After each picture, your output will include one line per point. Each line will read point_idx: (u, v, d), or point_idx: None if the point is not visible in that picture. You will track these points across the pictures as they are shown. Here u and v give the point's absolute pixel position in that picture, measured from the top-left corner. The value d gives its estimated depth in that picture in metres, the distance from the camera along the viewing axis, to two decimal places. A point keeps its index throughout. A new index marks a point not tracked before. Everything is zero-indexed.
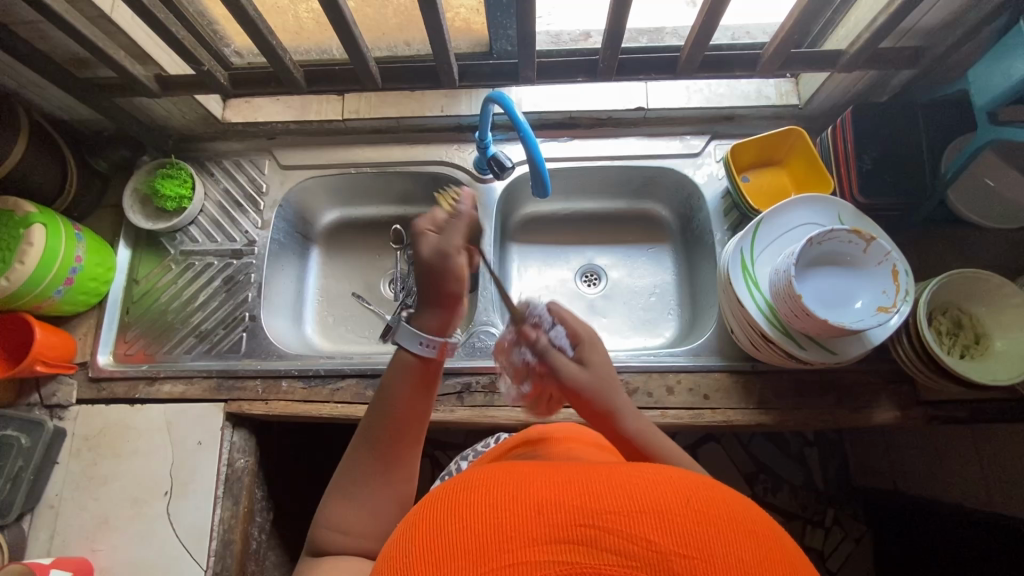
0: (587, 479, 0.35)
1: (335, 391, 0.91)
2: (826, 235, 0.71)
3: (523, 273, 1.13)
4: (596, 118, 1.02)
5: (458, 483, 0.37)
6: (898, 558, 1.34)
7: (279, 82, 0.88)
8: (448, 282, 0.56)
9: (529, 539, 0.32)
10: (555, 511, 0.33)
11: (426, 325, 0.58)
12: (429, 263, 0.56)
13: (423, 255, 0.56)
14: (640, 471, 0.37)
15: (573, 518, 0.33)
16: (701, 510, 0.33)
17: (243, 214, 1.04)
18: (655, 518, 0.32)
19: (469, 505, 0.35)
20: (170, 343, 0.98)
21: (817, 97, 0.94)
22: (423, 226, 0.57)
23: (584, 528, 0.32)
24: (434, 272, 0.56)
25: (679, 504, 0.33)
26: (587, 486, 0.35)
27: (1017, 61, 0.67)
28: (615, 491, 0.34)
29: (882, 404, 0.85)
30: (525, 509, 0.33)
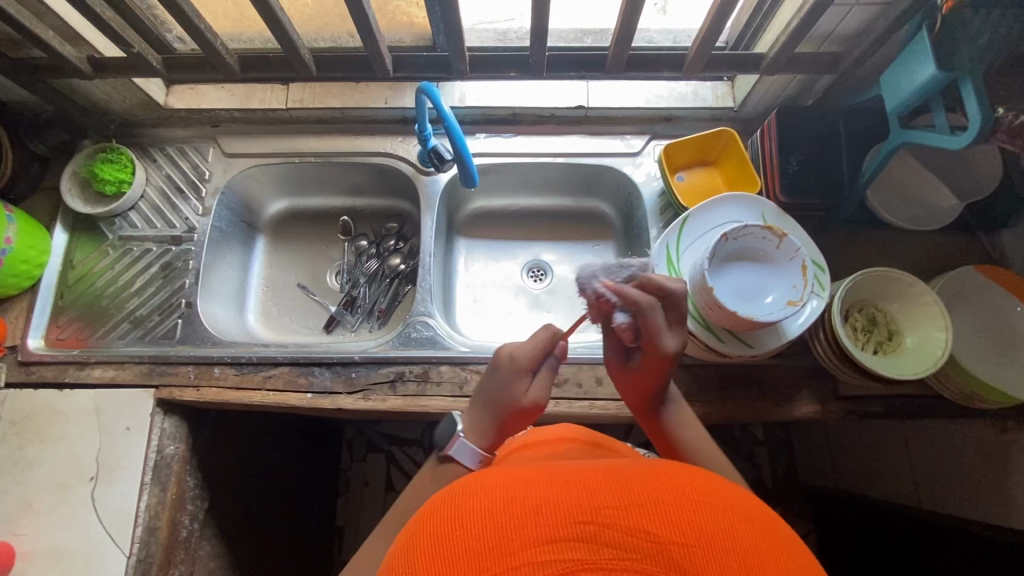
0: (585, 481, 0.38)
1: (267, 378, 0.91)
2: (739, 230, 0.73)
3: (469, 267, 1.14)
4: (539, 115, 1.04)
5: (455, 492, 0.40)
6: (838, 555, 1.37)
7: (214, 68, 0.88)
8: (520, 420, 0.66)
9: (530, 540, 0.34)
10: (554, 511, 0.35)
11: (484, 441, 0.65)
12: (516, 399, 0.65)
13: (513, 394, 0.65)
14: (638, 470, 0.39)
15: (572, 516, 0.35)
16: (695, 498, 0.36)
17: (184, 201, 1.03)
18: (652, 510, 0.35)
19: (471, 514, 0.37)
20: (104, 328, 0.97)
21: (750, 99, 0.97)
22: (522, 363, 0.67)
23: (584, 525, 0.34)
24: (518, 408, 0.65)
25: (673, 495, 0.36)
26: (589, 487, 0.37)
27: (920, 67, 0.70)
28: (612, 490, 0.37)
29: (803, 398, 0.88)
30: (526, 512, 0.36)
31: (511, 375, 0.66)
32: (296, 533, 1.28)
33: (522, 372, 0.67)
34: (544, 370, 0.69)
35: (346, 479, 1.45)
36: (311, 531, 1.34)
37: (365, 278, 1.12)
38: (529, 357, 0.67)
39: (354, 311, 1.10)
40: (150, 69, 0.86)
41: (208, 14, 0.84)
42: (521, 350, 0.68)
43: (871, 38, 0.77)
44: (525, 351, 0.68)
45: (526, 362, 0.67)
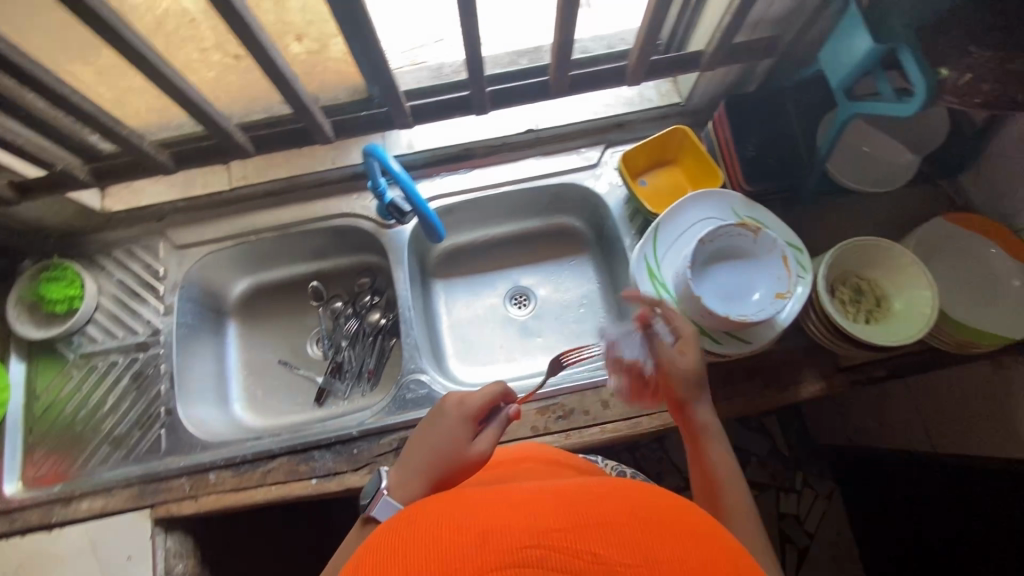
0: (532, 504, 0.39)
1: (267, 473, 0.87)
2: (714, 232, 0.73)
3: (452, 308, 1.11)
4: (490, 146, 1.03)
5: (409, 521, 0.40)
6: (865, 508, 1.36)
7: (146, 168, 0.84)
8: (461, 475, 0.61)
9: (477, 566, 0.34)
10: (501, 537, 0.36)
11: (411, 495, 0.60)
12: (461, 450, 0.62)
13: (450, 442, 0.62)
14: (584, 491, 0.41)
15: (520, 542, 0.35)
16: (641, 521, 0.38)
17: (142, 303, 0.98)
18: (599, 533, 0.36)
19: (416, 548, 0.37)
20: (84, 455, 0.92)
21: (695, 93, 0.96)
22: (471, 410, 0.64)
23: (530, 549, 0.35)
24: (461, 458, 0.61)
25: (619, 518, 0.38)
26: (534, 512, 0.38)
27: (857, 41, 0.70)
28: (561, 512, 0.38)
29: (807, 378, 0.88)
30: (472, 539, 0.36)
31: (455, 423, 0.64)
32: None
33: (467, 420, 0.64)
34: (494, 420, 0.65)
35: None
36: None
37: (347, 340, 1.08)
38: (478, 405, 0.65)
39: (343, 378, 1.06)
40: (80, 182, 0.82)
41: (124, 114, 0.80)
42: (470, 396, 0.66)
43: (803, 18, 0.77)
44: (475, 399, 0.66)
45: (472, 408, 0.65)
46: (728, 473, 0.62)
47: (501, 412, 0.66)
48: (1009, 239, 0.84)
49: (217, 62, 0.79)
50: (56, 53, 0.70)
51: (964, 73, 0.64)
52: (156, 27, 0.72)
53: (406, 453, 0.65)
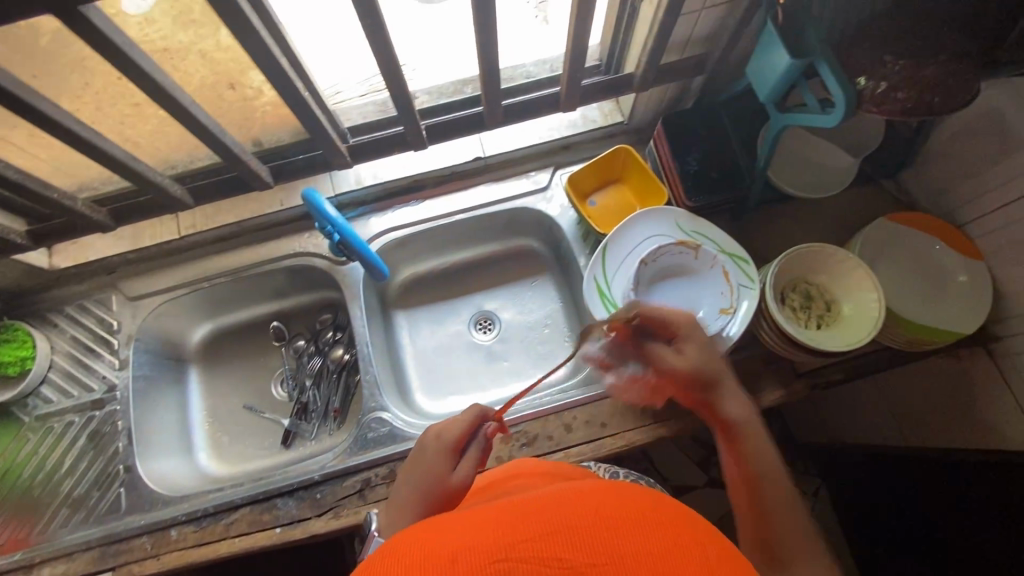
0: (494, 518, 0.36)
1: (229, 525, 0.85)
2: (655, 252, 0.74)
3: (415, 338, 1.10)
4: (439, 176, 1.03)
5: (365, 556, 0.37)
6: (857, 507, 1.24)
7: (79, 228, 0.83)
8: (441, 509, 0.58)
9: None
10: (462, 557, 0.33)
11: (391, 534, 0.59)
12: (438, 482, 0.60)
13: (430, 476, 0.60)
14: (556, 493, 0.38)
15: (485, 557, 0.32)
16: (613, 512, 0.35)
17: (97, 359, 0.97)
18: (573, 534, 0.33)
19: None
20: (43, 521, 0.89)
21: (636, 112, 0.98)
22: (448, 441, 0.63)
23: (494, 564, 0.32)
24: (438, 490, 0.59)
25: (586, 514, 0.35)
26: (500, 524, 0.35)
27: (776, 57, 0.71)
28: (529, 519, 0.35)
29: (768, 387, 0.88)
30: (430, 561, 0.33)
31: (433, 457, 0.62)
32: None
33: (446, 451, 0.63)
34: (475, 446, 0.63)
35: None
36: None
37: (311, 379, 1.07)
38: (455, 435, 0.64)
39: (308, 419, 1.04)
40: (16, 246, 0.81)
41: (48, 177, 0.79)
42: (448, 429, 0.65)
43: (725, 36, 0.79)
44: (454, 430, 0.65)
45: (451, 438, 0.64)
46: (770, 473, 0.60)
47: (480, 438, 0.64)
48: (953, 237, 0.87)
49: (152, 117, 0.79)
50: None
51: (879, 81, 0.65)
52: (84, 89, 0.73)
53: (394, 497, 0.64)
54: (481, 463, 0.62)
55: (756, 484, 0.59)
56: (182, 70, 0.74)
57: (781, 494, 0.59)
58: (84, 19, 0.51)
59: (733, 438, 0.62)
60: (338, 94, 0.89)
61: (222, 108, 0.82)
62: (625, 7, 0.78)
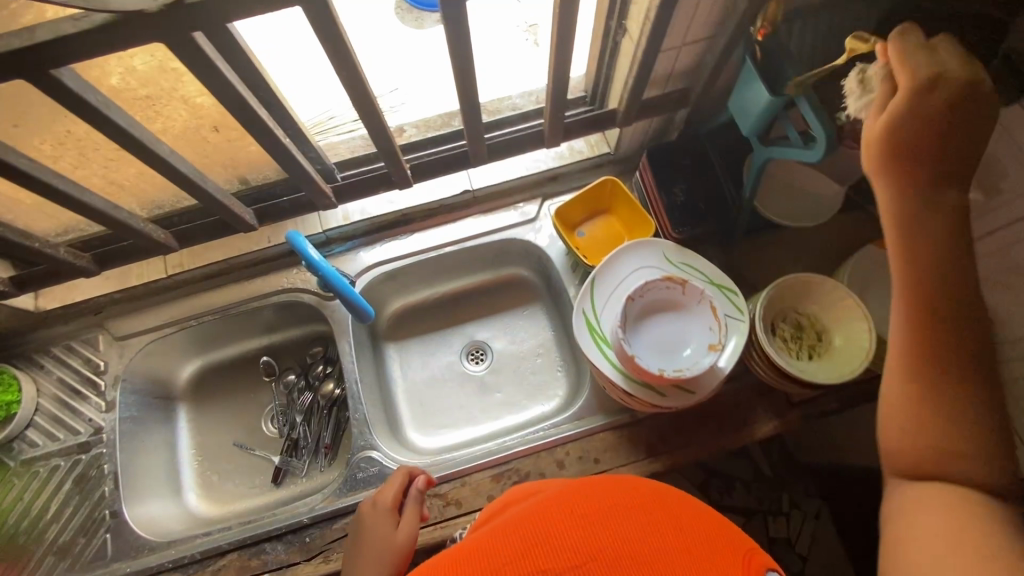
0: (479, 552, 0.49)
1: (216, 572, 0.83)
2: (642, 287, 0.74)
3: (406, 371, 1.09)
4: (428, 209, 1.03)
5: None
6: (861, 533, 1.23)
7: (63, 273, 0.83)
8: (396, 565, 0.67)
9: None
10: None
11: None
12: (387, 541, 0.68)
13: (378, 539, 0.68)
14: (529, 513, 0.52)
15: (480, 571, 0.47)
16: (556, 520, 0.50)
17: (83, 401, 0.96)
18: (540, 544, 0.48)
19: None
20: (27, 570, 0.88)
21: (622, 142, 0.98)
22: (386, 505, 0.71)
23: None
24: (389, 550, 0.67)
25: (542, 530, 0.49)
26: (488, 550, 0.49)
27: (756, 93, 0.72)
28: (503, 548, 0.48)
29: (761, 418, 0.87)
30: None
31: (376, 522, 0.70)
32: None
33: (386, 513, 0.71)
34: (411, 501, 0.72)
35: None
36: None
37: (301, 415, 1.05)
38: (390, 497, 0.72)
39: (299, 455, 1.03)
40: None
41: (27, 224, 0.79)
42: (381, 494, 0.73)
43: (706, 71, 0.79)
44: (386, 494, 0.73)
45: (388, 502, 0.72)
46: (954, 276, 0.51)
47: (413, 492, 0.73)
48: None
49: (136, 162, 0.80)
50: None
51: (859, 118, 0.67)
52: (67, 137, 0.73)
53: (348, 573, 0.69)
54: (422, 513, 0.71)
55: (932, 293, 0.51)
56: (165, 115, 0.74)
57: (961, 301, 0.51)
58: (57, 81, 0.51)
59: (918, 240, 0.51)
60: (333, 119, 0.91)
61: (207, 150, 0.82)
62: (605, 44, 0.79)
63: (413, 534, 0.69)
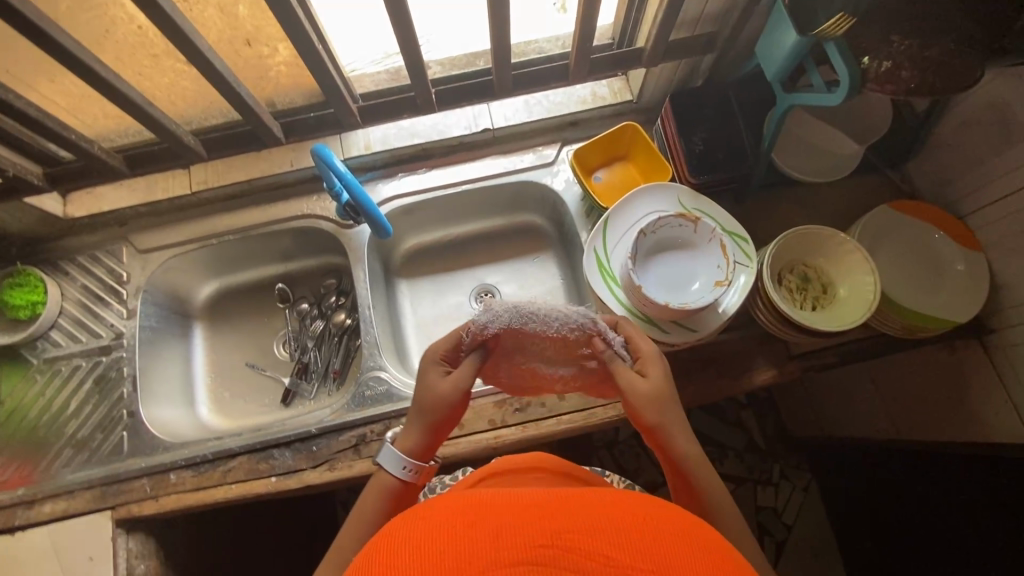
0: (539, 505, 0.38)
1: (227, 472, 0.88)
2: (655, 223, 0.75)
3: (417, 307, 1.12)
4: (447, 146, 1.05)
5: (420, 512, 0.39)
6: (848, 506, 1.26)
7: (97, 173, 0.87)
8: (443, 413, 0.64)
9: (489, 563, 0.34)
10: (513, 536, 0.35)
11: (410, 446, 0.65)
12: (434, 389, 0.65)
13: (428, 387, 0.65)
14: (596, 498, 0.40)
15: (533, 541, 0.34)
16: (648, 523, 0.37)
17: (106, 308, 0.99)
18: (613, 537, 0.35)
19: (425, 546, 0.35)
20: (46, 460, 0.92)
21: (645, 91, 0.99)
22: (437, 355, 0.67)
23: (543, 548, 0.34)
24: (437, 398, 0.64)
25: (628, 520, 0.37)
26: (552, 509, 0.38)
27: (784, 34, 0.73)
28: (572, 514, 0.37)
29: (760, 366, 0.88)
30: (483, 536, 0.35)
31: (426, 369, 0.67)
32: None
33: (436, 364, 0.67)
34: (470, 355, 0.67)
35: None
36: None
37: (313, 341, 1.08)
38: (444, 348, 0.67)
39: (309, 379, 1.06)
40: (33, 188, 0.84)
41: (64, 122, 0.82)
42: (437, 343, 0.68)
43: (736, 13, 0.79)
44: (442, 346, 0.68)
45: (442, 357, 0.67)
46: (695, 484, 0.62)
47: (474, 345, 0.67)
48: (954, 228, 0.87)
49: (168, 73, 0.81)
50: (10, 65, 0.73)
51: (884, 60, 0.66)
52: (102, 37, 0.74)
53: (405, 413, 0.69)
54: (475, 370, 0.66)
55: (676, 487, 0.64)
56: (200, 22, 0.76)
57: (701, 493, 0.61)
58: None
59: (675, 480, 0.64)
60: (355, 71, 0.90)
61: (238, 64, 0.83)
62: None
63: (462, 385, 0.65)
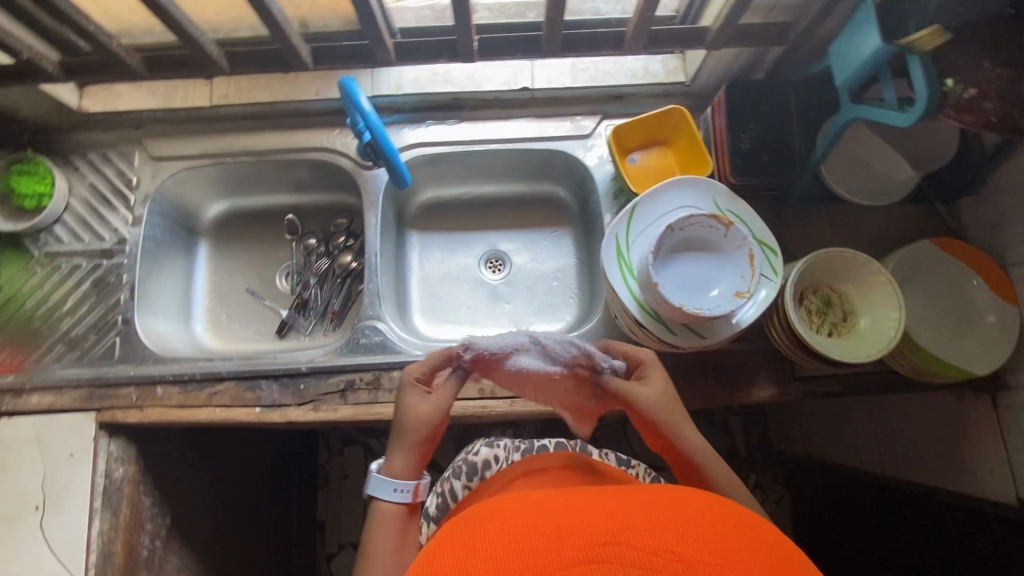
0: (599, 507, 0.41)
1: (212, 395, 0.88)
2: (686, 221, 0.71)
3: (425, 262, 1.09)
4: (483, 99, 0.99)
5: (485, 516, 0.43)
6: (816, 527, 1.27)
7: (115, 70, 0.83)
8: (426, 432, 0.67)
9: (557, 562, 0.36)
10: (578, 535, 0.37)
11: (399, 466, 0.66)
12: (419, 412, 0.67)
13: (412, 411, 0.68)
14: (655, 496, 0.42)
15: (596, 539, 0.37)
16: (705, 521, 0.39)
17: (111, 211, 0.97)
18: (675, 535, 0.37)
19: (495, 547, 0.38)
20: (39, 352, 0.92)
21: (701, 74, 0.93)
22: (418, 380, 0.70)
23: (607, 546, 0.37)
24: (423, 420, 0.67)
25: (685, 519, 0.39)
26: (612, 509, 0.40)
27: (866, 39, 0.66)
28: (630, 514, 0.39)
29: (761, 382, 0.86)
30: (550, 535, 0.38)
31: (409, 394, 0.69)
32: (279, 530, 1.31)
33: (414, 386, 0.70)
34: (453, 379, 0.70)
35: (325, 475, 1.44)
36: (293, 538, 1.34)
37: (315, 278, 1.07)
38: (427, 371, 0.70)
39: (307, 315, 1.05)
40: (48, 75, 0.81)
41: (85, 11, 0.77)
42: (417, 368, 0.71)
43: (818, 5, 0.72)
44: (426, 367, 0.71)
45: (418, 372, 0.70)
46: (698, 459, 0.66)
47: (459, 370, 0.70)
48: (992, 276, 0.82)
49: None
50: None
51: (969, 87, 0.61)
52: None
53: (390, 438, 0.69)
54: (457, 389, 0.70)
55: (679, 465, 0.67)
56: None
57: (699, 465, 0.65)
58: None
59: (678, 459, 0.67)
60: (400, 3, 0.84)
61: None
62: None
63: (443, 405, 0.68)
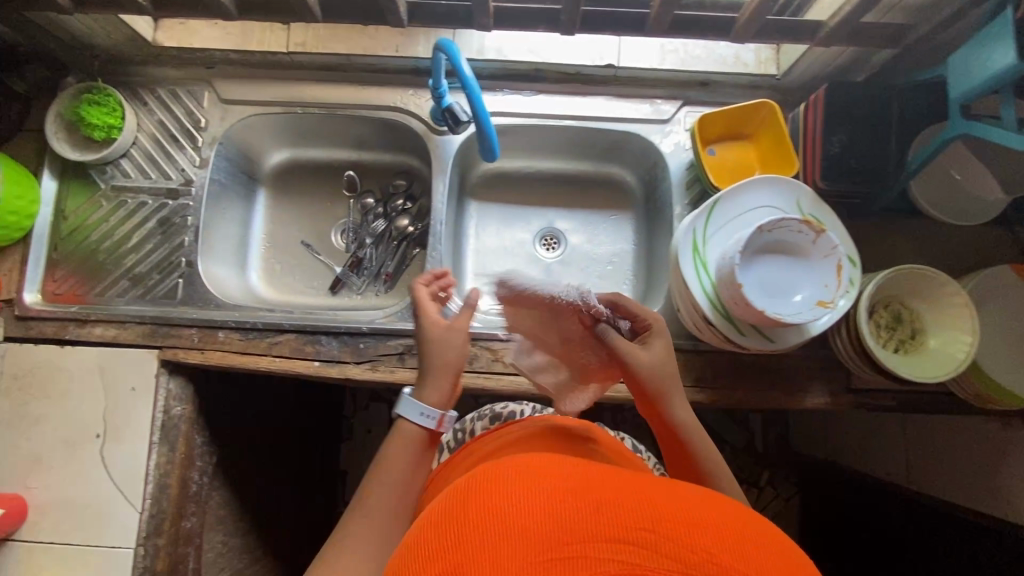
0: (636, 490, 0.36)
1: (273, 344, 0.89)
2: (777, 224, 0.70)
3: (481, 233, 1.08)
4: (565, 73, 0.96)
5: (512, 470, 0.38)
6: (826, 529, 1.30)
7: (206, 8, 0.80)
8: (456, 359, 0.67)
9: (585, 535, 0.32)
10: (612, 513, 0.33)
11: (434, 394, 0.66)
12: (447, 339, 0.67)
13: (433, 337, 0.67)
14: (699, 495, 0.38)
15: (633, 522, 0.33)
16: (755, 534, 0.34)
17: (179, 150, 0.96)
18: (720, 539, 0.32)
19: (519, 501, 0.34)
20: (103, 284, 0.94)
21: (795, 69, 0.90)
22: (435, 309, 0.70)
23: (642, 531, 0.32)
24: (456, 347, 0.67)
25: (734, 526, 0.34)
26: (652, 496, 0.36)
27: (997, 53, 0.63)
28: (673, 506, 0.35)
29: (814, 389, 0.86)
30: (581, 506, 0.34)
31: (429, 322, 0.68)
32: (306, 476, 1.35)
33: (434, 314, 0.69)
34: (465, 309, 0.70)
35: (349, 427, 1.48)
36: (317, 484, 1.38)
37: (372, 239, 1.06)
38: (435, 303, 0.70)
39: (360, 274, 1.05)
40: (137, 6, 0.79)
41: None
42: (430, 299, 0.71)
43: (946, 11, 0.69)
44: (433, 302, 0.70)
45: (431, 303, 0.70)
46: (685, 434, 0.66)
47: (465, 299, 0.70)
48: None
49: None
50: None
51: None
52: None
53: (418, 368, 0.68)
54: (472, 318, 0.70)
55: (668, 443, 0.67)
56: None
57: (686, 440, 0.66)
58: None
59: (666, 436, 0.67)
60: None
61: None
62: None
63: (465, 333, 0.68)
